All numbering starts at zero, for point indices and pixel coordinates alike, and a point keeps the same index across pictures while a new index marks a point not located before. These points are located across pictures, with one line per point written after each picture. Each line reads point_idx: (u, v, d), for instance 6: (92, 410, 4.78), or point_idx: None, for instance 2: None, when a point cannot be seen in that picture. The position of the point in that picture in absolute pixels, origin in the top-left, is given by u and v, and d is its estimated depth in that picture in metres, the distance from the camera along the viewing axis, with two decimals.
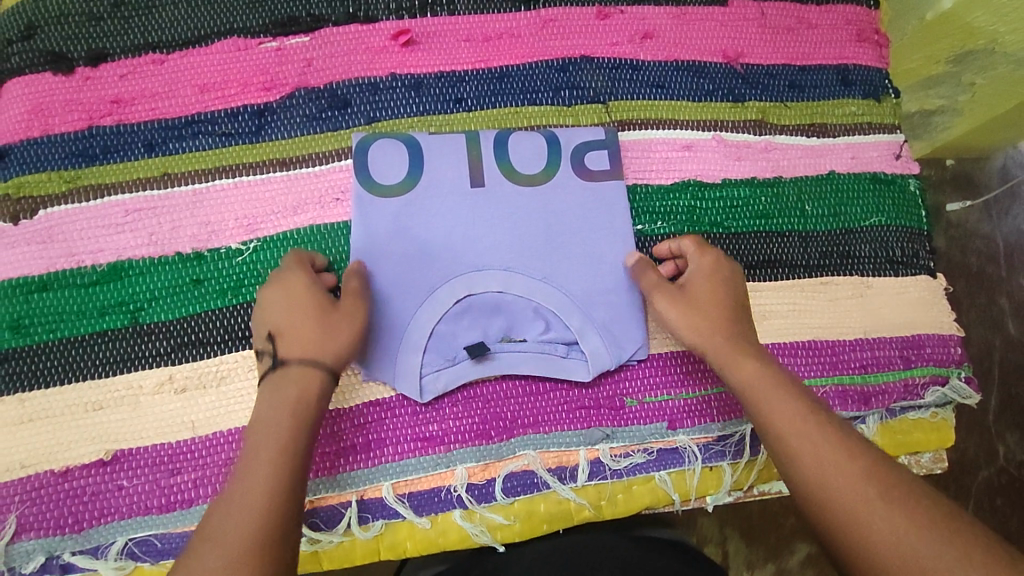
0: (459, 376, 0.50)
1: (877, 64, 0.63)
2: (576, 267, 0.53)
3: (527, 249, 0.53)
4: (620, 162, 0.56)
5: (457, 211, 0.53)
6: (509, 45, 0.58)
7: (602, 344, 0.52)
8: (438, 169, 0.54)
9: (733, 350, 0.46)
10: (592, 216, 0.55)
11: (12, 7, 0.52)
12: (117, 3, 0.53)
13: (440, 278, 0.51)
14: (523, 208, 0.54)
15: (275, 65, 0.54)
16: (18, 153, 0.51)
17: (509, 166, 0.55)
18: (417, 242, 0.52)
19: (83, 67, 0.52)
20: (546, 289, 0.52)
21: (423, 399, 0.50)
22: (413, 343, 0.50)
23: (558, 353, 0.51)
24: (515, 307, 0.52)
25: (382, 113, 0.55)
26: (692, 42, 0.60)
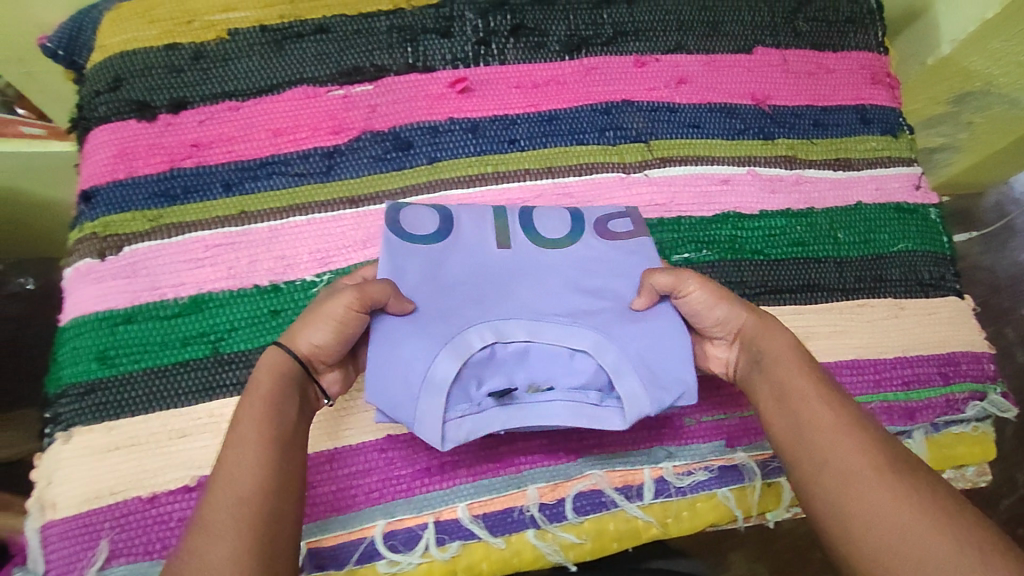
0: (486, 424, 0.46)
1: (891, 104, 0.68)
2: (610, 316, 0.50)
3: (554, 301, 0.51)
4: (644, 226, 0.56)
5: (486, 266, 0.52)
6: (556, 91, 0.62)
7: (641, 387, 0.47)
8: (464, 229, 0.53)
9: (766, 323, 0.47)
10: (625, 268, 0.53)
11: (102, 62, 0.57)
12: (197, 56, 0.58)
13: (462, 325, 0.48)
14: (548, 268, 0.52)
15: (343, 110, 0.58)
16: (104, 195, 0.54)
17: (533, 232, 0.54)
18: (443, 293, 0.50)
19: (166, 115, 0.56)
20: (576, 333, 0.49)
21: (443, 447, 0.45)
22: (436, 383, 0.46)
23: (590, 400, 0.47)
24: (544, 356, 0.49)
25: (442, 153, 0.59)
26: (723, 87, 0.65)
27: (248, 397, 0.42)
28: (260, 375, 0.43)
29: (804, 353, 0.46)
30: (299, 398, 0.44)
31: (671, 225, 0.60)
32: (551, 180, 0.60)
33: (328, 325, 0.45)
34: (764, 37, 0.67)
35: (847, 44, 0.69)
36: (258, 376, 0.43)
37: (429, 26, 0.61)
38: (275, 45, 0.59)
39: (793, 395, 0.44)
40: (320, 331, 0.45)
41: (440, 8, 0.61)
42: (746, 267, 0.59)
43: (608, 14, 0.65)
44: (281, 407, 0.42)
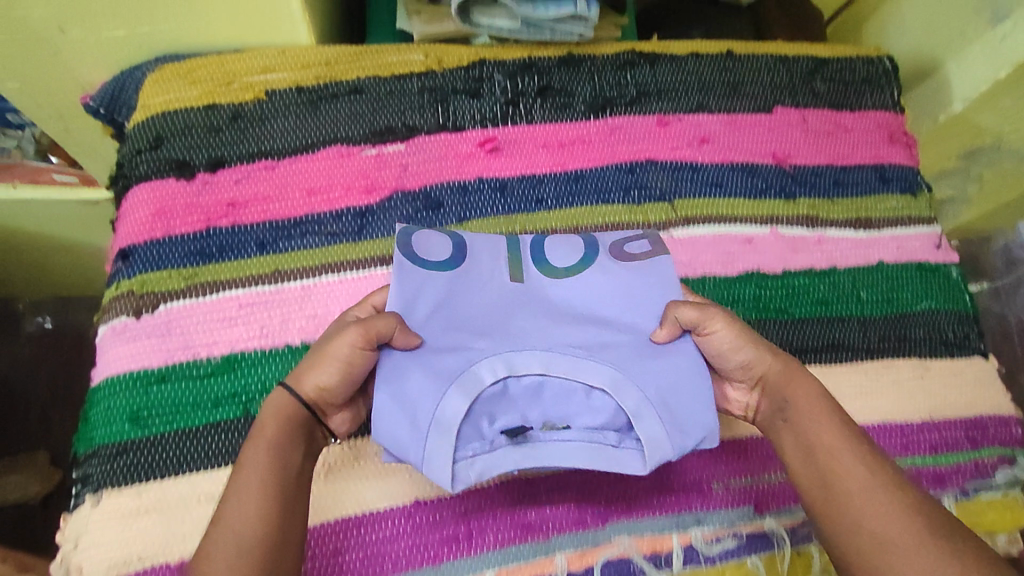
0: (498, 465, 0.45)
1: (909, 163, 0.69)
2: (630, 350, 0.48)
3: (569, 333, 0.49)
4: (662, 247, 0.54)
5: (498, 299, 0.50)
6: (582, 151, 0.63)
7: (664, 430, 0.45)
8: (476, 255, 0.51)
9: (791, 374, 0.47)
10: (642, 300, 0.51)
11: (143, 122, 0.58)
12: (234, 116, 0.59)
13: (473, 359, 0.46)
14: (561, 298, 0.51)
15: (375, 169, 0.59)
16: (141, 253, 0.54)
17: (547, 260, 0.53)
18: (454, 327, 0.48)
19: (203, 174, 0.57)
20: (594, 368, 0.47)
21: (454, 490, 0.44)
22: (446, 425, 0.44)
23: (609, 442, 0.46)
24: (559, 391, 0.47)
25: (472, 212, 0.60)
26: (745, 146, 0.66)
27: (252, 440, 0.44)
28: (267, 419, 0.45)
29: (829, 401, 0.47)
30: (306, 442, 0.45)
31: (696, 285, 0.61)
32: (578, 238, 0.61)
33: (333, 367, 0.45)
34: (784, 97, 0.69)
35: (865, 104, 0.70)
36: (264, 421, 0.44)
37: (460, 87, 0.63)
38: (310, 106, 0.60)
39: (819, 442, 0.45)
40: (325, 374, 0.45)
41: (470, 70, 0.63)
42: (771, 327, 0.60)
43: (631, 76, 0.66)
44: (285, 452, 0.44)
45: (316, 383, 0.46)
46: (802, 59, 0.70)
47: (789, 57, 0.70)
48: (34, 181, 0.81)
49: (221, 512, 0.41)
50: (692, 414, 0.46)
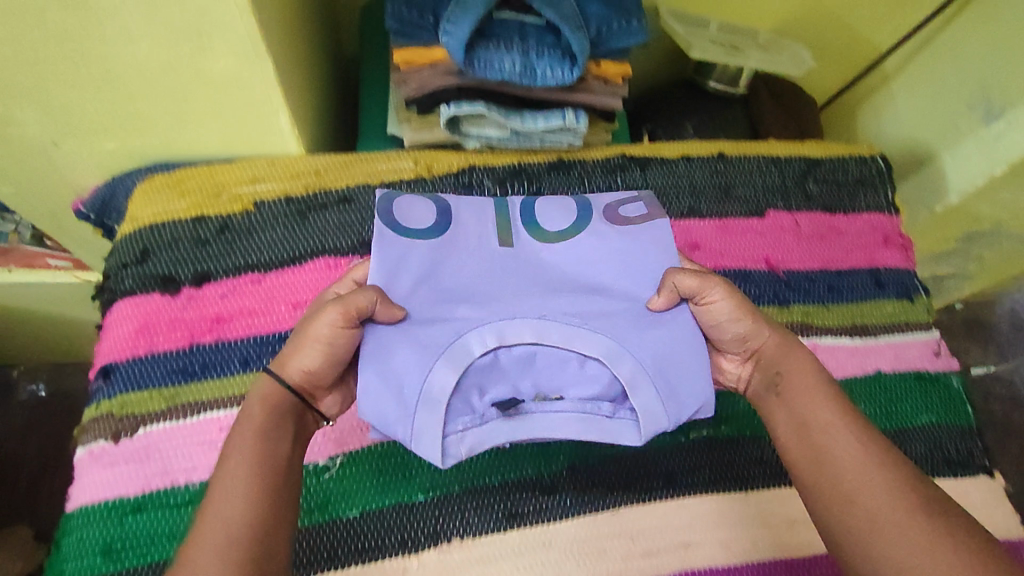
0: (492, 437, 0.46)
1: (905, 265, 0.68)
2: (625, 323, 0.49)
3: (558, 300, 0.51)
4: (656, 209, 0.57)
5: (484, 275, 0.52)
6: None
7: (657, 400, 0.47)
8: (466, 227, 0.54)
9: (788, 345, 0.48)
10: (630, 268, 0.53)
11: (132, 234, 0.59)
12: (222, 228, 0.59)
13: (461, 330, 0.48)
14: (548, 270, 0.54)
15: None
16: (123, 371, 0.54)
17: (537, 226, 0.56)
18: (440, 300, 0.50)
19: (189, 288, 0.57)
20: (584, 336, 0.48)
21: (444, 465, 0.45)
22: (435, 398, 0.45)
23: (602, 413, 0.48)
24: (550, 357, 0.49)
25: None
26: (737, 251, 0.66)
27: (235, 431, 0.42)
28: (253, 405, 0.44)
29: (820, 374, 0.47)
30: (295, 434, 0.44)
31: None
32: None
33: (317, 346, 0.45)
34: (776, 200, 0.68)
35: (858, 205, 0.70)
36: (251, 406, 0.43)
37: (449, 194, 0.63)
38: (299, 216, 0.61)
39: (812, 416, 0.45)
40: (309, 354, 0.45)
41: (459, 176, 0.64)
42: (767, 444, 0.58)
43: (621, 180, 0.66)
44: (272, 437, 0.42)
45: (300, 365, 0.45)
46: (794, 160, 0.70)
47: (781, 159, 0.70)
48: (29, 266, 0.81)
49: (206, 501, 0.39)
50: (685, 384, 0.48)
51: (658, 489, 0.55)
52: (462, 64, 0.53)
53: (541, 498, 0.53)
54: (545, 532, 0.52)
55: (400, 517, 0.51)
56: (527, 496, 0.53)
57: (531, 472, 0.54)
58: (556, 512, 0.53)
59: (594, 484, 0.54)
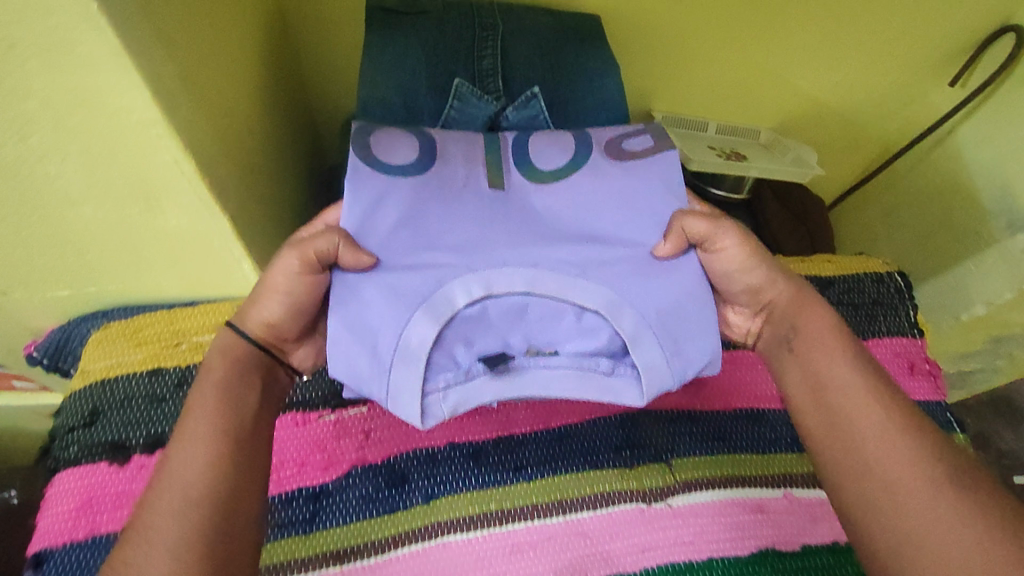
0: (476, 396, 0.42)
1: (935, 396, 0.61)
2: (632, 271, 0.43)
3: (554, 244, 0.44)
4: (666, 140, 0.48)
5: (477, 217, 0.43)
6: (565, 403, 0.57)
7: (662, 357, 0.42)
8: (448, 162, 0.45)
9: (804, 299, 0.47)
10: (640, 210, 0.45)
11: (81, 393, 0.54)
12: (181, 382, 0.54)
13: (442, 278, 0.41)
14: (543, 215, 0.45)
15: (333, 439, 0.54)
16: (57, 559, 0.47)
17: (532, 167, 0.46)
18: (419, 242, 0.42)
19: (139, 454, 0.51)
20: (582, 286, 0.42)
21: (426, 426, 0.41)
22: (414, 351, 0.40)
23: (599, 369, 0.43)
24: (543, 307, 0.43)
25: (440, 488, 0.52)
26: (746, 388, 0.60)
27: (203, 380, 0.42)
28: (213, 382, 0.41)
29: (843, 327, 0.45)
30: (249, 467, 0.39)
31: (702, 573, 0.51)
32: (562, 516, 0.52)
33: (279, 300, 0.43)
34: None
35: (877, 328, 0.64)
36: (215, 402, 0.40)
37: None
38: None
39: (829, 375, 0.43)
40: (272, 305, 0.43)
41: None
42: None
43: None
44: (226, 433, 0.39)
45: (265, 318, 0.44)
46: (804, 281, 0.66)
47: None
48: None
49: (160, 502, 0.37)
50: (696, 340, 0.43)
51: None
52: None
53: None
54: None
55: None
56: None
57: None
58: None
59: None
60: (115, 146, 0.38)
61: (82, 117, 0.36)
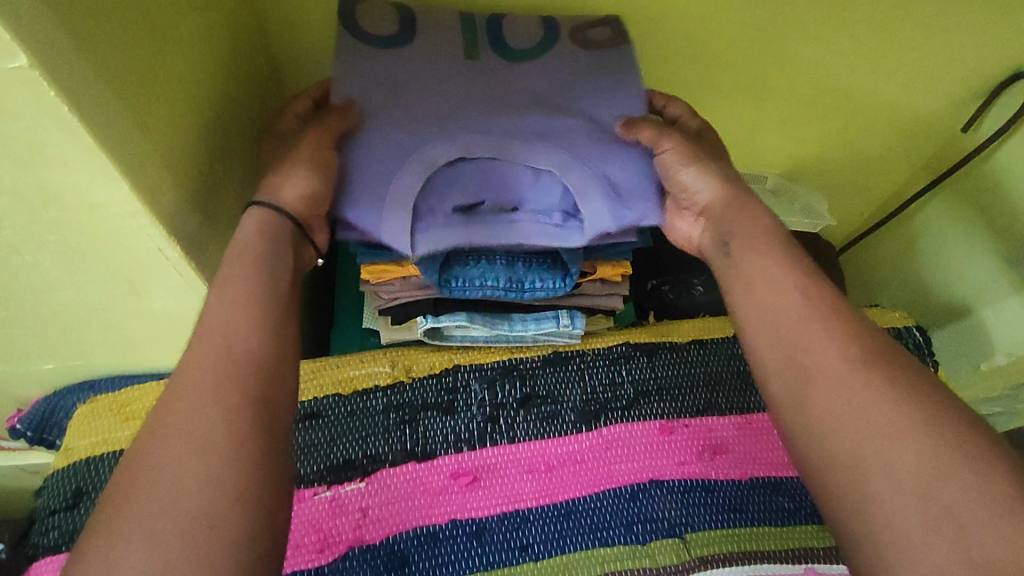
0: (452, 238, 0.47)
1: None
2: (590, 144, 0.50)
3: (515, 135, 0.50)
4: (624, 38, 0.56)
5: (445, 145, 0.49)
6: (572, 474, 0.55)
7: (605, 206, 0.48)
8: (426, 70, 0.52)
9: (742, 202, 0.49)
10: (601, 90, 0.54)
11: (64, 471, 0.51)
12: None
13: (420, 143, 0.49)
14: (508, 97, 0.52)
15: (328, 518, 0.51)
16: None
17: (504, 45, 0.55)
18: (401, 120, 0.49)
19: None
20: (539, 149, 0.49)
21: (415, 253, 0.47)
22: (400, 197, 0.47)
23: (554, 222, 0.49)
24: (508, 167, 0.49)
25: (441, 570, 0.50)
26: (764, 455, 0.57)
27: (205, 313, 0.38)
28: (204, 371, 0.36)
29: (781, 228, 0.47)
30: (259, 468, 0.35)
31: None
32: None
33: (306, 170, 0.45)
34: None
35: None
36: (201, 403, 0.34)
37: (430, 401, 0.56)
38: None
39: (763, 278, 0.44)
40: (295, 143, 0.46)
41: (442, 378, 0.57)
42: None
43: (626, 371, 0.59)
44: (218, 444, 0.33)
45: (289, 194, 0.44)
46: None
47: None
48: None
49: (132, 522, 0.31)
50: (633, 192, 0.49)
51: None
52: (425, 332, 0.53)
53: None
54: None
55: None
56: None
57: None
58: None
59: None
60: (91, 237, 0.38)
61: (55, 215, 0.36)
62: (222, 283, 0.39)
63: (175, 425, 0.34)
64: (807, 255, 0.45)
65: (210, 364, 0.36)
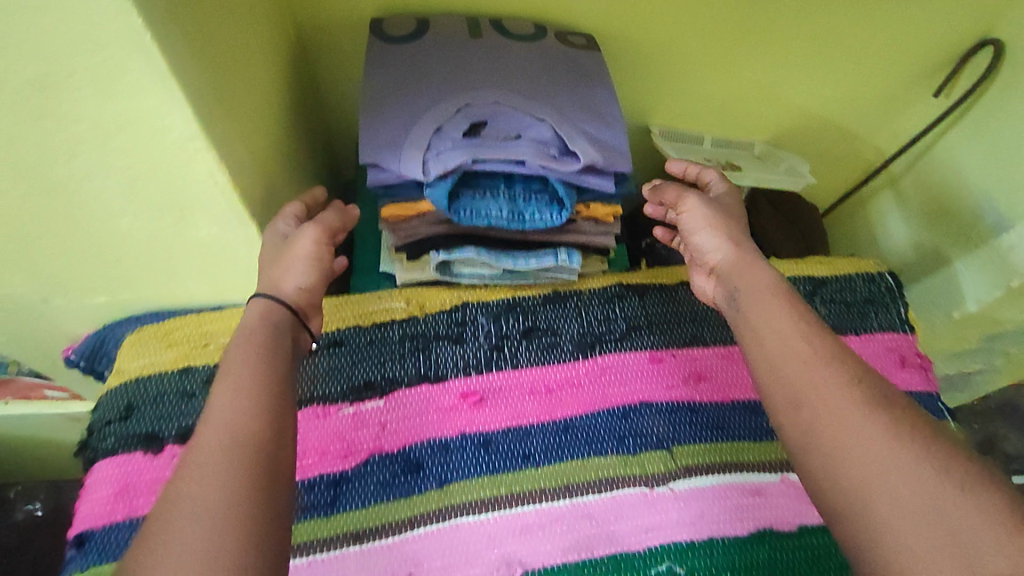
0: (458, 156, 0.51)
1: (926, 388, 0.64)
2: (574, 108, 0.58)
3: (512, 91, 0.57)
4: (597, 47, 0.67)
5: (451, 100, 0.55)
6: (570, 395, 0.60)
7: (591, 146, 0.54)
8: (434, 48, 0.60)
9: (750, 261, 0.52)
10: (583, 72, 0.62)
11: (118, 388, 0.58)
12: (209, 379, 0.58)
13: (433, 101, 0.56)
14: (505, 66, 0.60)
15: (351, 429, 0.57)
16: (98, 539, 0.51)
17: (502, 30, 0.64)
18: (414, 86, 0.57)
19: (173, 444, 0.55)
20: (532, 105, 0.56)
21: (427, 178, 0.52)
22: (417, 136, 0.53)
23: (551, 151, 0.53)
24: (508, 114, 0.55)
25: (453, 474, 0.56)
26: (745, 381, 0.63)
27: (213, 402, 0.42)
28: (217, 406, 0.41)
29: (788, 290, 0.50)
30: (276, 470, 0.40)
31: (704, 550, 0.54)
32: (569, 499, 0.56)
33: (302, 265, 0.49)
34: None
35: (870, 326, 0.66)
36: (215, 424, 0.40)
37: (441, 332, 0.62)
38: None
39: (767, 327, 0.47)
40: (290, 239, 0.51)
41: (453, 313, 0.63)
42: None
43: (619, 309, 0.65)
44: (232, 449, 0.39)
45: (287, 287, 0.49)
46: (798, 280, 0.68)
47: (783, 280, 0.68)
48: (25, 397, 0.85)
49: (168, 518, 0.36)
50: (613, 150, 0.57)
51: None
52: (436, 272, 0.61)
53: None
54: None
55: None
56: None
57: None
58: None
59: None
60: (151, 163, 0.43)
61: (124, 140, 0.41)
62: (230, 378, 0.43)
63: (184, 500, 0.36)
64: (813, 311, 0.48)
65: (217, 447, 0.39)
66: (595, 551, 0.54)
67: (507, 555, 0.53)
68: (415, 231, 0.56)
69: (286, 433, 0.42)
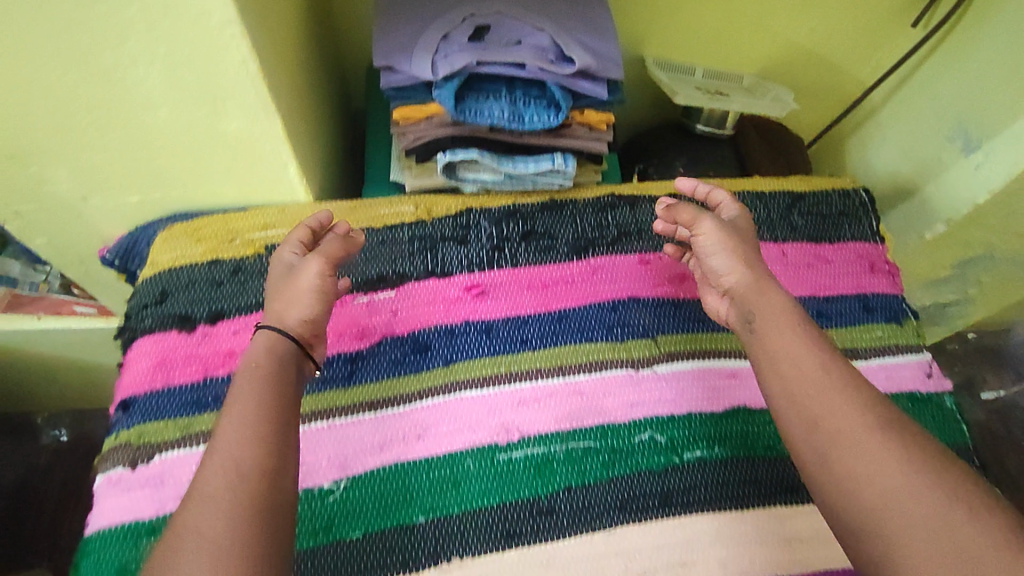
0: (464, 59, 0.56)
1: (892, 289, 0.70)
2: (572, 21, 0.63)
3: (515, 3, 0.61)
4: None
5: (459, 10, 0.60)
6: (564, 290, 0.66)
7: (586, 55, 0.59)
8: None
9: (762, 285, 0.54)
10: None
11: (153, 278, 0.63)
12: (235, 270, 0.64)
13: (442, 11, 0.60)
14: None
15: (365, 316, 0.63)
16: (140, 403, 0.58)
17: None
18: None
19: (204, 325, 0.61)
20: (534, 16, 0.61)
21: (436, 78, 0.57)
22: (427, 42, 0.58)
23: (548, 59, 0.58)
24: (510, 24, 0.60)
25: (458, 355, 0.62)
26: None
27: (216, 438, 0.45)
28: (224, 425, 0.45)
29: (794, 311, 0.53)
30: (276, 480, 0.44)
31: (683, 422, 0.60)
32: (563, 378, 0.62)
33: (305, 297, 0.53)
34: (762, 232, 0.71)
35: (843, 236, 0.72)
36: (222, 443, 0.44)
37: (447, 235, 0.67)
38: None
39: (786, 352, 0.50)
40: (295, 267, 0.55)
41: (458, 217, 0.68)
42: (759, 465, 0.60)
43: (611, 217, 0.70)
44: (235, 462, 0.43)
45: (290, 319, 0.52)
46: (778, 195, 0.74)
47: (765, 193, 0.73)
48: (56, 313, 0.91)
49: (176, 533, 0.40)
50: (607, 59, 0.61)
51: (653, 509, 0.57)
52: (444, 175, 0.65)
53: (538, 519, 0.55)
54: (544, 551, 0.54)
55: (406, 538, 0.54)
56: (526, 517, 0.55)
57: (528, 494, 0.56)
58: (552, 533, 0.55)
59: (591, 505, 0.56)
60: (187, 50, 0.48)
61: (169, 25, 0.46)
62: (232, 411, 0.46)
63: (190, 521, 0.40)
64: (825, 337, 0.51)
65: (216, 486, 0.42)
66: (585, 420, 0.60)
67: (505, 422, 0.59)
68: (425, 133, 0.61)
69: (283, 460, 0.45)
